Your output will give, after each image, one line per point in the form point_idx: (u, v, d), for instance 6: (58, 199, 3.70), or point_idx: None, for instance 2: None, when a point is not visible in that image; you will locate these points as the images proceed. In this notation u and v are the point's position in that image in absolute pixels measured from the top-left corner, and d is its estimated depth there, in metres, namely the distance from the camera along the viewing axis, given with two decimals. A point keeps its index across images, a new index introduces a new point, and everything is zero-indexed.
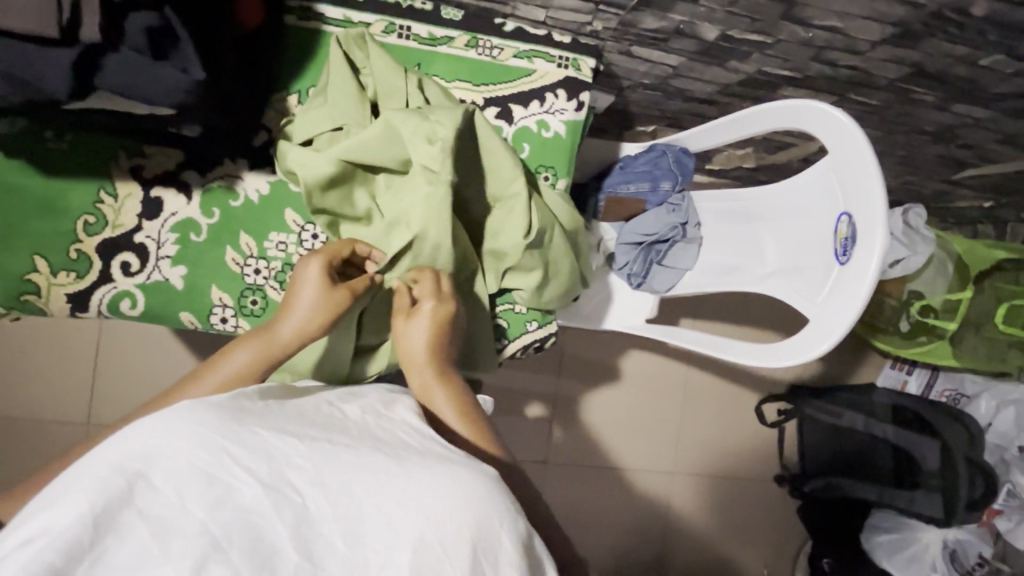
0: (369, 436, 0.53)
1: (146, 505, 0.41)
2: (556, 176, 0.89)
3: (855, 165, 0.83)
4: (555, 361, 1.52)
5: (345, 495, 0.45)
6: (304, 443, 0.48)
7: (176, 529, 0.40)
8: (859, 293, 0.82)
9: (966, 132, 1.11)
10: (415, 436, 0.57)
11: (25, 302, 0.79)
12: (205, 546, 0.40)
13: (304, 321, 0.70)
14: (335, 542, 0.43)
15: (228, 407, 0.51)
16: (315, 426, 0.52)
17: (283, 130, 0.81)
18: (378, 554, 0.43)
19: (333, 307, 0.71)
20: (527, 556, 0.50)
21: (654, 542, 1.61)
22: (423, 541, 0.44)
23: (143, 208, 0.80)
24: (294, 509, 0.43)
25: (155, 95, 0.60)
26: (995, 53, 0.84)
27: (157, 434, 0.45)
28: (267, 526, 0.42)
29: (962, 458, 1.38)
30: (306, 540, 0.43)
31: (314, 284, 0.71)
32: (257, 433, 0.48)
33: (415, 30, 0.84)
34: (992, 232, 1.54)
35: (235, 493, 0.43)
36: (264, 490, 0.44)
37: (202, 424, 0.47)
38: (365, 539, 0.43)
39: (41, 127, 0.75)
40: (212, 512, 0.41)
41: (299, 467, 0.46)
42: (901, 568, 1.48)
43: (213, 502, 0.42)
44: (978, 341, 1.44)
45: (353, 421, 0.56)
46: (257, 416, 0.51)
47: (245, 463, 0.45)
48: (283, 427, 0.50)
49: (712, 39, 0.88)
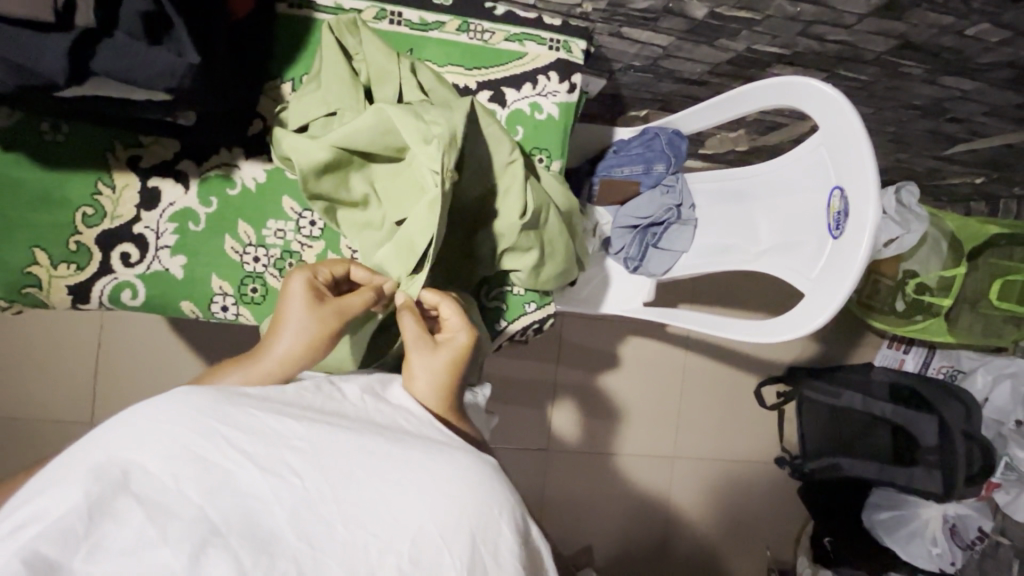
0: (366, 419, 0.54)
1: (141, 490, 0.42)
2: (550, 157, 0.90)
3: (845, 139, 0.84)
4: (555, 349, 1.53)
5: (344, 475, 0.46)
6: (301, 425, 0.49)
7: (171, 513, 0.41)
8: (852, 268, 0.83)
9: (955, 105, 1.12)
10: (414, 422, 0.57)
11: (26, 294, 0.79)
12: (203, 531, 0.40)
13: (289, 345, 0.66)
14: (334, 525, 0.44)
15: (223, 392, 0.51)
16: (311, 410, 0.53)
17: (277, 118, 0.82)
18: (378, 537, 0.44)
19: (318, 326, 0.66)
20: (520, 536, 0.52)
21: (657, 525, 1.63)
22: (423, 529, 0.45)
23: (142, 199, 0.80)
24: (294, 493, 0.44)
25: (148, 78, 0.60)
26: (980, 21, 0.85)
27: (149, 420, 0.46)
28: (266, 512, 0.43)
29: (959, 432, 1.40)
30: (305, 524, 0.43)
31: (300, 303, 0.67)
32: (252, 415, 0.48)
33: (406, 16, 0.85)
34: (984, 208, 1.55)
35: (233, 478, 0.44)
36: (262, 473, 0.44)
37: (195, 407, 0.47)
38: (364, 523, 0.44)
39: (37, 120, 0.76)
40: (208, 498, 0.42)
41: (296, 448, 0.47)
42: (902, 543, 1.51)
43: (209, 486, 0.43)
44: (973, 316, 1.45)
45: (351, 404, 0.56)
46: (251, 397, 0.52)
47: (242, 446, 0.45)
48: (279, 408, 0.51)
49: (701, 17, 0.88)
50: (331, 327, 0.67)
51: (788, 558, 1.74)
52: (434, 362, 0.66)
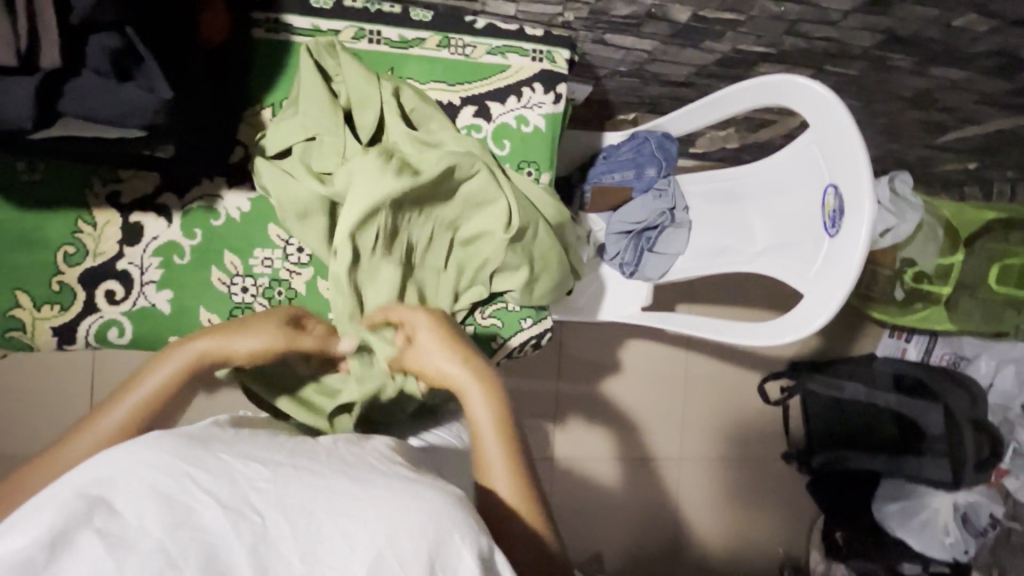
0: (336, 459, 0.50)
1: (104, 525, 0.38)
2: (539, 170, 0.89)
3: (838, 133, 0.82)
4: (555, 360, 1.52)
5: (306, 515, 0.42)
6: (268, 466, 0.46)
7: (130, 546, 0.38)
8: (852, 260, 0.80)
9: (944, 95, 1.11)
10: (387, 462, 0.53)
11: (10, 338, 0.78)
12: (159, 564, 0.37)
13: (234, 346, 0.69)
14: (291, 560, 0.40)
15: (193, 437, 0.48)
16: (283, 451, 0.49)
17: (258, 146, 0.81)
18: (335, 570, 0.41)
19: (271, 342, 0.70)
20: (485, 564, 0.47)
21: (666, 529, 1.61)
22: (381, 557, 0.42)
23: (124, 235, 0.79)
24: (253, 531, 0.41)
25: (117, 117, 0.59)
26: (968, 12, 0.84)
27: (115, 461, 0.43)
28: (224, 548, 0.40)
29: (964, 420, 1.42)
30: (263, 560, 0.40)
31: (264, 324, 0.71)
32: (220, 457, 0.45)
33: (385, 35, 0.83)
34: (978, 192, 1.53)
35: (194, 515, 0.40)
36: (223, 510, 0.41)
37: (166, 447, 0.44)
38: (321, 559, 0.41)
39: (12, 159, 0.74)
40: (170, 532, 0.39)
41: (261, 489, 0.43)
42: (913, 533, 1.48)
43: (171, 521, 0.40)
44: (973, 302, 1.42)
45: (322, 446, 0.52)
46: (224, 442, 0.48)
47: (206, 485, 0.42)
48: (250, 451, 0.47)
49: (684, 20, 0.87)
50: (274, 348, 0.70)
51: (799, 553, 1.73)
52: (509, 429, 0.66)
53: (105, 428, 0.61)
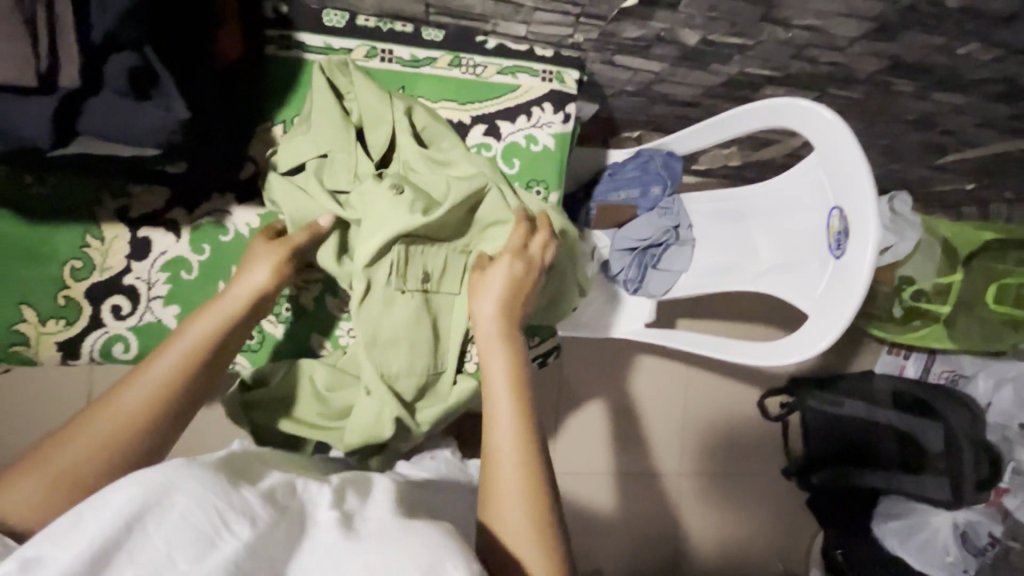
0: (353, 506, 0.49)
1: (135, 554, 0.38)
2: (548, 189, 0.89)
3: (843, 157, 0.82)
4: (556, 374, 1.51)
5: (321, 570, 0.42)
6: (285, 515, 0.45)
7: None
8: (857, 284, 0.81)
9: (945, 118, 1.13)
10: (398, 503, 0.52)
11: (14, 352, 0.77)
12: None
13: (249, 279, 0.71)
14: None
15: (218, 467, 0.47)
16: (299, 498, 0.48)
17: (269, 162, 0.81)
18: None
19: (277, 258, 0.73)
20: None
21: (665, 546, 1.60)
22: None
23: (132, 249, 0.78)
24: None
25: (138, 133, 0.61)
26: (971, 41, 0.86)
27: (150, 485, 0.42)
28: None
29: (965, 440, 1.38)
30: None
31: (257, 248, 0.74)
32: (245, 494, 0.44)
33: (397, 53, 0.84)
34: (976, 212, 1.55)
35: (219, 549, 0.40)
36: (247, 550, 0.41)
37: (199, 473, 0.44)
38: None
39: (21, 173, 0.74)
40: (197, 565, 0.38)
41: (277, 542, 0.43)
42: (914, 552, 1.47)
43: (198, 555, 0.39)
44: (972, 321, 1.43)
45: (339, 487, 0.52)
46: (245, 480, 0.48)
47: (233, 523, 0.42)
48: (270, 492, 0.47)
49: (693, 44, 0.88)
50: (283, 259, 0.73)
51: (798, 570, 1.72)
52: (530, 421, 0.63)
53: (144, 394, 0.59)
